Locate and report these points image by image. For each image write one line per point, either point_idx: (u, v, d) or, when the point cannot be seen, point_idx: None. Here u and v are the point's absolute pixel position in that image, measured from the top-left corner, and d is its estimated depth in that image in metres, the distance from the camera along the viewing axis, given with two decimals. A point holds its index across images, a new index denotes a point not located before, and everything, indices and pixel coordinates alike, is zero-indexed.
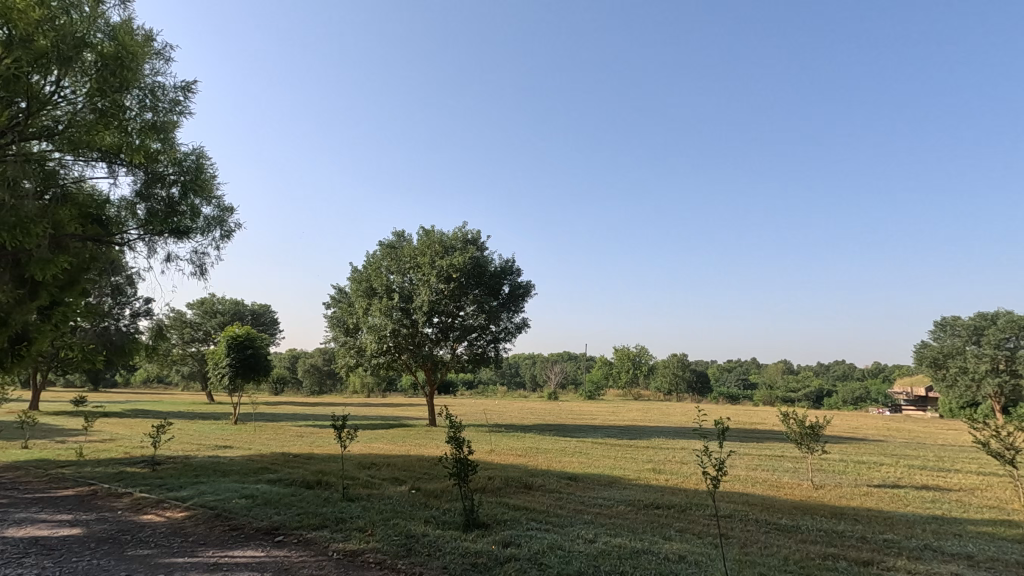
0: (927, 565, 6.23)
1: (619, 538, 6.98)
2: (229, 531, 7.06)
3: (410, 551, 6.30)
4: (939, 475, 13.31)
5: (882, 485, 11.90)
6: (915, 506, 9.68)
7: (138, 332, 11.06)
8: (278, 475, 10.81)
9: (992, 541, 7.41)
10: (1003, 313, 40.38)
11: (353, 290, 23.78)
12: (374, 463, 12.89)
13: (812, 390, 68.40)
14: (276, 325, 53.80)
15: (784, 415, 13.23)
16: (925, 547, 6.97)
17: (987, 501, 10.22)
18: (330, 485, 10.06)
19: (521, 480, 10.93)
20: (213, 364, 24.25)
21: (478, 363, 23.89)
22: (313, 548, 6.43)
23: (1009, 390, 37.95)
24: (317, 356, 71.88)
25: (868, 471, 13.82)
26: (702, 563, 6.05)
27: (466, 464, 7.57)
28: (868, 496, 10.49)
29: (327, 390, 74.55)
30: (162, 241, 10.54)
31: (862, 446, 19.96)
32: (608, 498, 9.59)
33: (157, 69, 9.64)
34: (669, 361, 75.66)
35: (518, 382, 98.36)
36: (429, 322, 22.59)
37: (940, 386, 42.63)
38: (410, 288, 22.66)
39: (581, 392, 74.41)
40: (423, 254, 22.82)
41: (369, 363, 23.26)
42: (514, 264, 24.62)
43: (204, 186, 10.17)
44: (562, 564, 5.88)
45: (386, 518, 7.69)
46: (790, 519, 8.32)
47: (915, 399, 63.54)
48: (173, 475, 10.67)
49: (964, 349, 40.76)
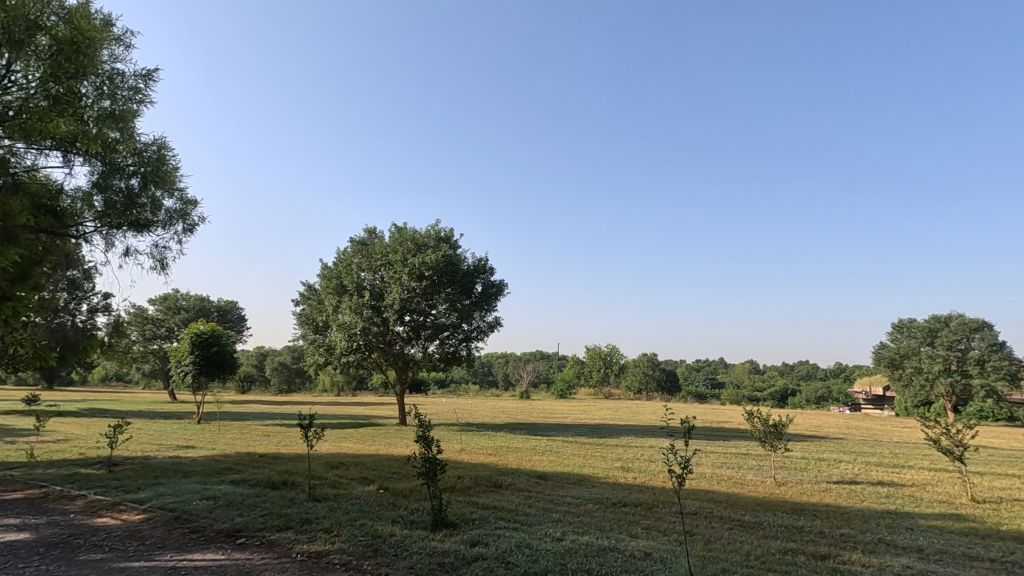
0: (880, 558, 6.46)
1: (586, 536, 7.04)
2: (189, 534, 6.86)
3: (377, 551, 6.23)
4: (894, 472, 13.81)
5: (841, 482, 12.31)
6: (870, 501, 10.04)
7: (95, 328, 10.69)
8: (242, 476, 10.58)
9: (941, 534, 7.73)
10: (954, 315, 42.27)
11: (322, 288, 23.40)
12: (341, 462, 12.66)
13: (777, 390, 70.21)
14: (242, 322, 52.34)
15: (749, 414, 13.49)
16: (879, 541, 7.22)
17: (936, 496, 10.61)
18: (296, 485, 9.89)
19: (490, 480, 10.84)
20: (176, 362, 23.52)
21: (450, 362, 23.80)
22: (277, 550, 6.30)
23: (960, 390, 39.83)
24: (285, 355, 70.59)
25: (828, 469, 14.26)
26: (667, 560, 6.15)
27: (435, 464, 7.50)
28: (827, 493, 10.82)
29: (295, 389, 73.17)
30: (121, 234, 10.17)
31: (824, 444, 20.51)
32: (576, 497, 9.64)
33: (116, 55, 9.29)
34: (640, 360, 76.82)
35: (491, 381, 98.21)
36: (400, 321, 22.38)
37: (897, 386, 43.96)
38: (381, 286, 22.47)
39: (552, 392, 74.43)
40: (394, 251, 22.54)
41: (339, 361, 23.01)
42: (487, 263, 24.53)
43: (165, 178, 9.89)
44: (529, 563, 5.89)
45: (353, 518, 7.59)
46: (753, 516, 8.47)
47: (873, 399, 65.55)
48: (130, 476, 10.32)
49: (919, 350, 42.25)
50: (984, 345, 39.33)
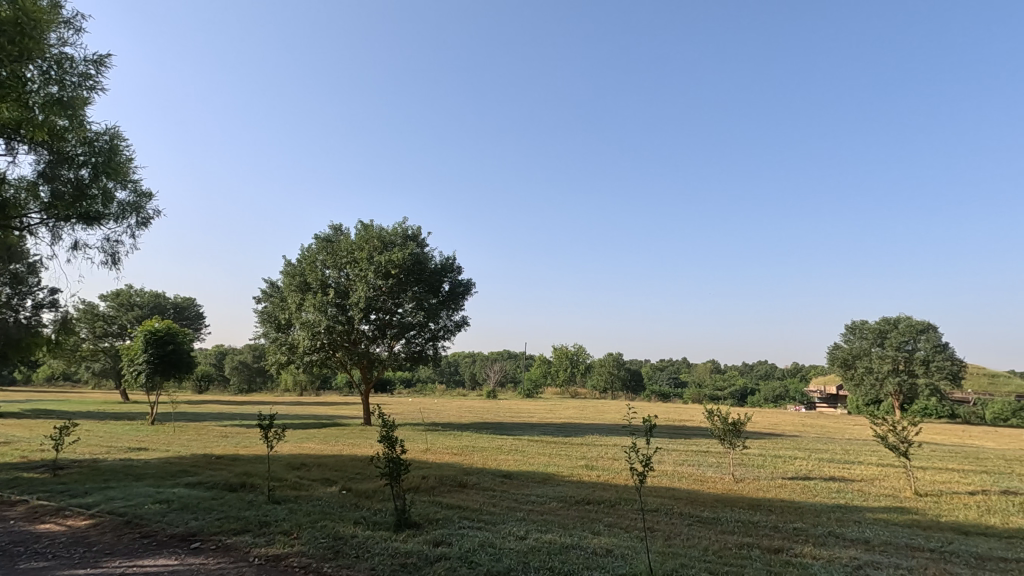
0: (829, 551, 6.72)
1: (549, 534, 7.09)
2: (139, 539, 6.60)
3: (337, 554, 6.13)
4: (844, 468, 14.42)
5: (795, 477, 12.77)
6: (822, 496, 10.45)
7: (41, 325, 10.21)
8: (199, 478, 10.24)
9: (886, 527, 8.10)
10: (903, 317, 44.18)
11: (285, 285, 22.84)
12: (303, 463, 12.43)
13: (737, 390, 72.16)
14: (200, 319, 50.65)
15: (709, 411, 13.86)
16: (829, 534, 7.51)
17: (883, 491, 11.11)
18: (255, 487, 9.62)
19: (454, 480, 10.79)
20: (129, 360, 22.56)
21: (416, 361, 23.66)
22: (233, 554, 6.12)
23: (907, 389, 41.74)
24: (246, 353, 68.75)
25: (783, 465, 14.77)
26: (627, 556, 6.25)
27: (399, 464, 7.43)
28: (782, 488, 11.20)
29: (255, 389, 71.24)
30: (69, 227, 9.71)
31: (779, 441, 21.23)
32: (540, 496, 9.67)
33: (64, 39, 8.87)
34: (606, 360, 77.85)
35: (458, 381, 97.82)
36: (366, 319, 22.03)
37: (849, 385, 45.79)
38: (346, 283, 22.12)
39: (519, 391, 74.51)
40: (360, 249, 22.19)
41: (302, 360, 22.66)
42: (455, 262, 24.39)
43: (118, 169, 9.50)
44: (492, 562, 5.90)
45: (314, 520, 7.45)
46: (711, 512, 8.70)
47: (828, 398, 67.96)
48: (78, 480, 9.85)
49: (870, 351, 44.06)
50: (929, 346, 41.39)
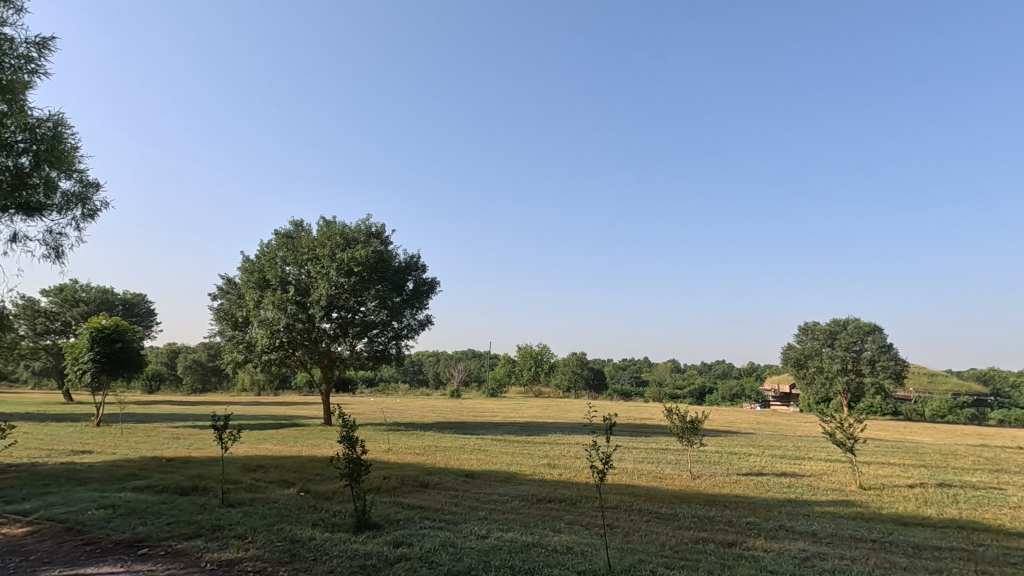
0: (780, 544, 6.98)
1: (511, 533, 7.12)
2: (81, 547, 6.29)
3: (294, 557, 5.99)
4: (795, 463, 15.02)
5: (749, 473, 13.22)
6: (774, 491, 10.84)
7: None
8: (147, 482, 9.82)
9: (833, 519, 8.46)
10: (851, 318, 46.22)
11: (242, 282, 22.14)
12: (260, 465, 12.12)
13: (695, 388, 74.12)
14: (151, 316, 48.65)
15: (668, 410, 14.16)
16: (780, 528, 7.79)
17: (830, 484, 11.63)
18: (208, 491, 9.30)
19: (416, 480, 10.71)
20: (72, 359, 21.43)
21: (378, 360, 23.37)
22: (183, 560, 5.91)
23: (854, 387, 43.75)
24: (200, 352, 66.42)
25: (738, 462, 15.26)
26: (587, 553, 6.33)
27: (360, 464, 7.31)
28: (737, 484, 11.57)
29: (210, 389, 68.86)
30: (6, 218, 9.20)
31: (735, 439, 21.92)
32: (502, 495, 9.69)
33: (2, 19, 8.39)
34: (569, 359, 78.65)
35: (422, 380, 97.06)
36: (328, 317, 21.58)
37: (801, 383, 47.64)
38: (307, 280, 21.63)
39: (483, 390, 74.50)
40: (322, 245, 21.71)
41: (260, 359, 22.07)
42: (419, 260, 24.19)
43: (61, 158, 9.05)
44: (453, 562, 5.88)
45: (271, 523, 7.26)
46: (669, 508, 8.90)
47: (781, 396, 70.56)
48: (14, 486, 9.33)
49: (820, 351, 45.91)
50: (875, 346, 43.40)
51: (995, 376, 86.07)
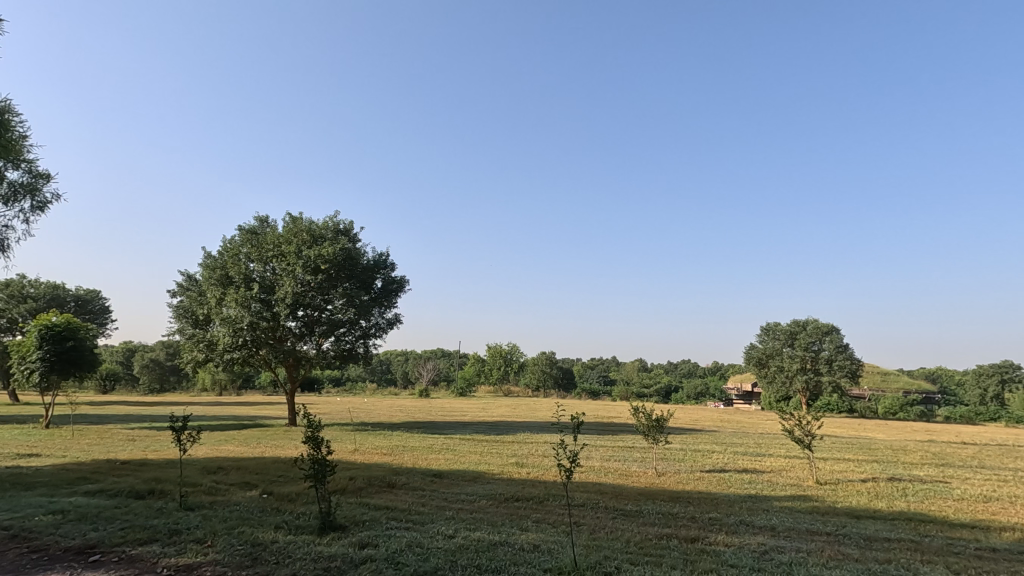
0: (739, 538, 7.18)
1: (478, 532, 7.12)
2: (27, 555, 6.01)
3: (256, 560, 5.86)
4: (756, 460, 15.48)
5: (712, 470, 13.56)
6: (735, 487, 11.14)
7: None
8: (100, 486, 9.43)
9: (791, 514, 8.73)
10: (810, 319, 47.74)
11: (204, 278, 21.50)
12: (221, 467, 11.81)
13: (662, 386, 75.42)
14: (106, 313, 46.76)
15: (635, 409, 14.37)
16: (740, 523, 8.01)
17: (789, 480, 12.02)
18: (165, 494, 9.00)
19: (383, 480, 10.61)
20: (19, 358, 20.37)
21: (345, 360, 23.02)
22: (138, 566, 5.71)
23: (813, 385, 45.26)
24: (158, 351, 64.17)
25: (701, 459, 15.63)
26: (554, 551, 6.39)
27: (325, 465, 7.19)
28: (700, 481, 11.85)
29: (168, 388, 66.58)
30: None
31: (699, 436, 22.43)
32: (470, 494, 9.68)
33: None
34: (539, 358, 78.95)
35: (390, 379, 95.97)
36: (293, 315, 21.13)
37: (763, 382, 48.92)
38: (272, 278, 21.15)
39: (452, 389, 74.11)
40: (288, 242, 21.24)
41: (222, 358, 21.47)
42: (388, 258, 23.94)
43: (9, 146, 8.63)
44: (419, 562, 5.85)
45: (231, 526, 7.08)
46: (634, 505, 9.05)
47: (743, 395, 72.38)
48: None
49: (781, 350, 47.27)
50: (832, 346, 44.95)
51: (942, 375, 90.36)
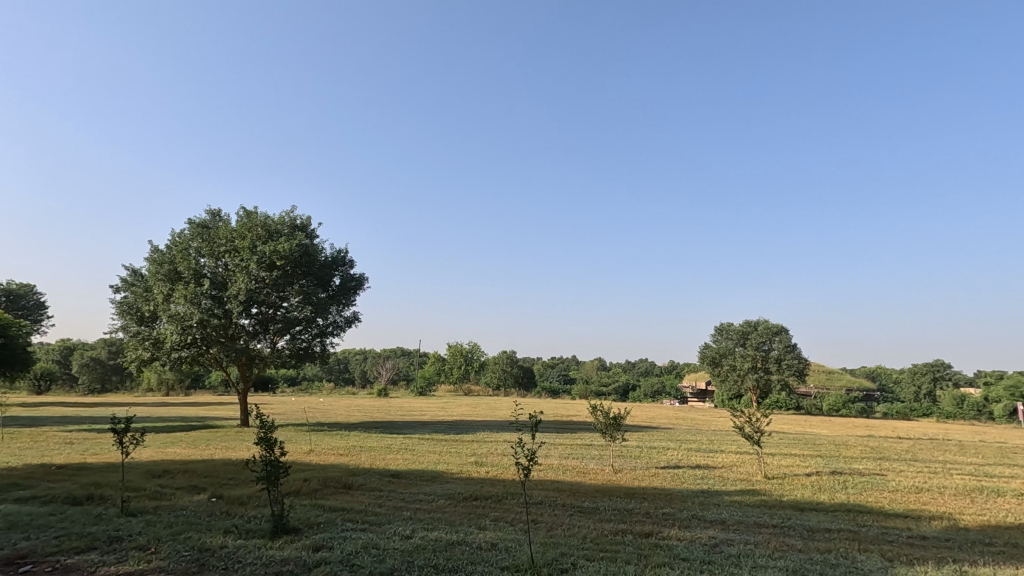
0: (691, 532, 7.39)
1: (436, 532, 7.08)
2: None
3: (203, 566, 5.66)
4: (708, 456, 15.96)
5: (666, 466, 13.91)
6: (689, 482, 11.45)
7: None
8: (33, 492, 8.89)
9: (741, 508, 9.04)
10: (761, 320, 49.20)
11: (150, 273, 20.54)
12: (167, 470, 11.34)
13: (620, 386, 76.66)
14: (42, 310, 44.13)
15: (593, 407, 14.55)
16: (692, 517, 8.25)
17: (739, 475, 12.45)
18: (106, 500, 8.56)
19: (339, 481, 10.41)
20: None
21: (301, 359, 22.46)
22: None
23: (763, 384, 46.99)
24: (99, 349, 60.91)
25: (656, 455, 15.99)
26: (511, 549, 6.43)
27: (278, 466, 7.00)
28: (655, 477, 12.14)
29: (110, 389, 63.27)
30: None
31: (654, 434, 22.96)
32: (429, 494, 9.62)
33: None
34: (500, 358, 78.89)
35: (348, 379, 94.03)
36: (246, 313, 20.45)
37: (715, 380, 50.33)
38: (224, 274, 20.42)
39: (412, 389, 73.22)
40: (241, 237, 20.53)
41: (170, 356, 20.59)
42: (347, 255, 23.49)
43: None
44: (375, 563, 5.78)
45: (177, 532, 6.80)
46: (591, 502, 9.19)
47: (698, 393, 74.37)
48: None
49: (734, 350, 48.65)
50: (782, 346, 46.75)
51: (881, 373, 95.48)
